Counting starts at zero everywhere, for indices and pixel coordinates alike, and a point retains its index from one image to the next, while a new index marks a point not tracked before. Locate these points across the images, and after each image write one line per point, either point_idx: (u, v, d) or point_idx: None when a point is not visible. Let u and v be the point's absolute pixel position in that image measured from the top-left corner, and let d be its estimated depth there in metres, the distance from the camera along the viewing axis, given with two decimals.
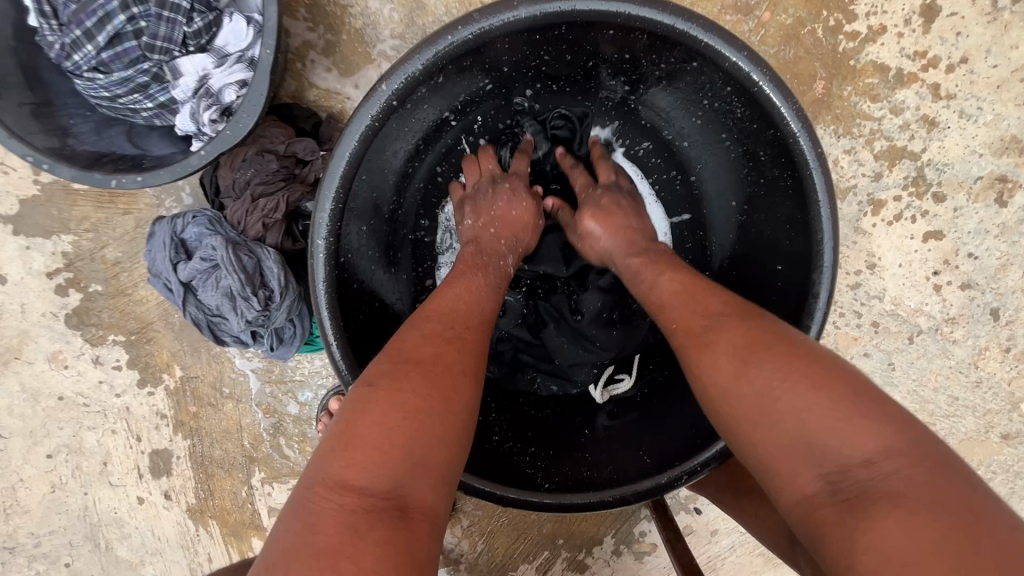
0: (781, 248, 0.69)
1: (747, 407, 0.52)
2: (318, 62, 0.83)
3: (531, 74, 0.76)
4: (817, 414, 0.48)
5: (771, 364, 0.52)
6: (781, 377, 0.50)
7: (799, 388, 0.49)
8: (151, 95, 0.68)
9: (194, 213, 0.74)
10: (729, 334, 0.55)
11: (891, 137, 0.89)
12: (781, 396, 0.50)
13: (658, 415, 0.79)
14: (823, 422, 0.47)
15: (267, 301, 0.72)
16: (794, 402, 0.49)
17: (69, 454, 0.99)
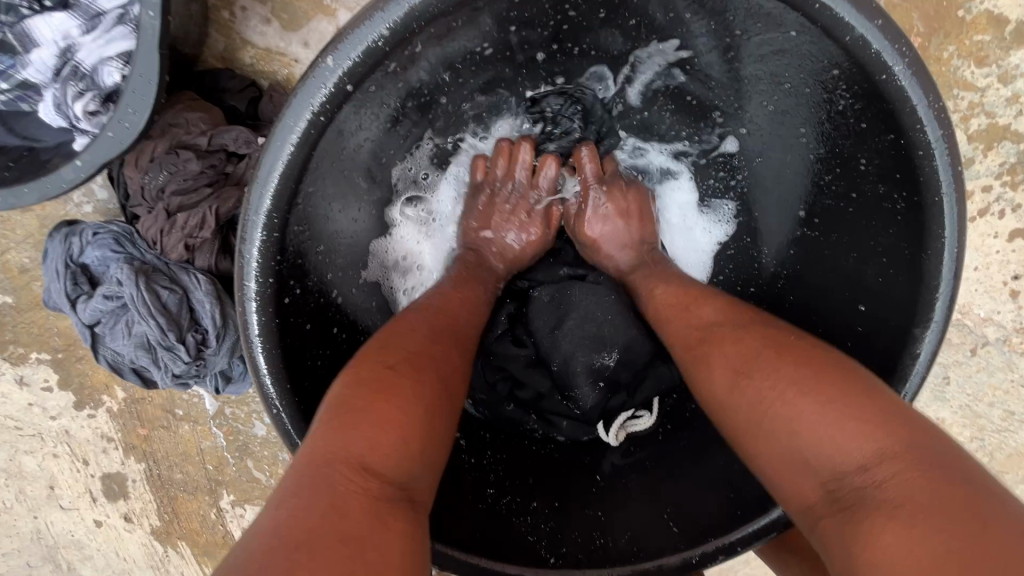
0: (866, 284, 0.57)
1: (745, 402, 0.48)
2: (251, 10, 0.62)
3: (559, 37, 0.61)
4: (812, 418, 0.43)
5: (767, 360, 0.48)
6: (767, 371, 0.47)
7: (790, 384, 0.45)
8: (4, 74, 0.57)
9: (97, 229, 0.57)
10: (724, 347, 0.51)
11: (992, 114, 0.70)
12: (766, 392, 0.46)
13: (684, 463, 0.67)
14: (817, 431, 0.43)
15: (200, 346, 0.57)
16: (784, 397, 0.45)
17: (8, 478, 0.88)
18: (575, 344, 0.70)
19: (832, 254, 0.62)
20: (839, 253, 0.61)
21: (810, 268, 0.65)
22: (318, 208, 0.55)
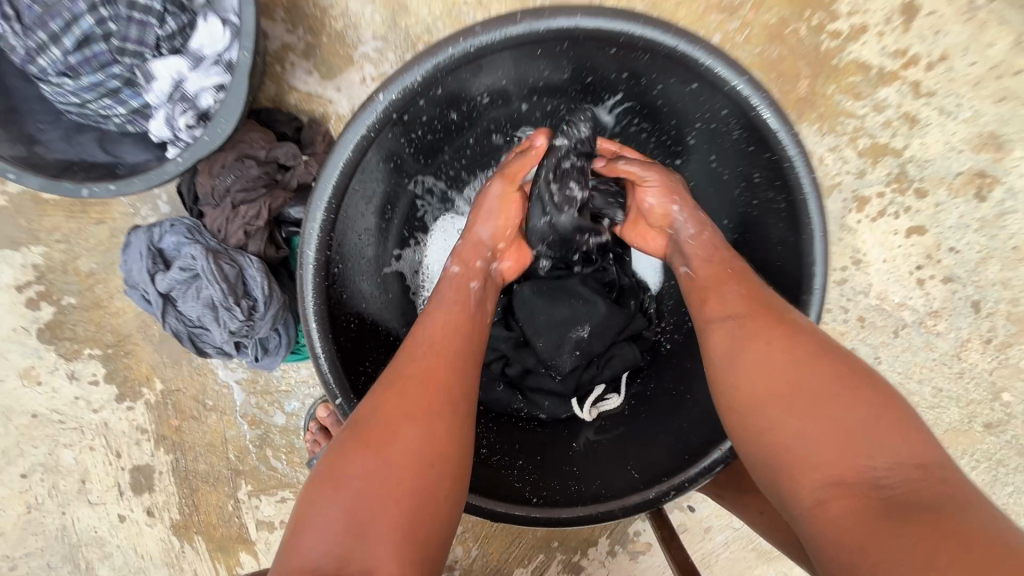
0: (772, 270, 0.68)
1: (775, 399, 0.54)
2: (298, 65, 0.81)
3: (529, 90, 0.73)
4: (870, 425, 0.49)
5: (807, 359, 0.54)
6: (798, 371, 0.54)
7: (823, 383, 0.52)
8: (124, 101, 0.65)
9: (172, 221, 0.71)
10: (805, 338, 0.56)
11: (874, 135, 0.90)
12: (791, 387, 0.53)
13: (646, 427, 0.79)
14: (880, 428, 0.49)
15: (250, 311, 0.70)
16: (813, 396, 0.52)
17: (45, 473, 0.96)
18: (550, 316, 0.81)
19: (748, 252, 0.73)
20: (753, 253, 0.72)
21: None
22: (358, 208, 0.68)
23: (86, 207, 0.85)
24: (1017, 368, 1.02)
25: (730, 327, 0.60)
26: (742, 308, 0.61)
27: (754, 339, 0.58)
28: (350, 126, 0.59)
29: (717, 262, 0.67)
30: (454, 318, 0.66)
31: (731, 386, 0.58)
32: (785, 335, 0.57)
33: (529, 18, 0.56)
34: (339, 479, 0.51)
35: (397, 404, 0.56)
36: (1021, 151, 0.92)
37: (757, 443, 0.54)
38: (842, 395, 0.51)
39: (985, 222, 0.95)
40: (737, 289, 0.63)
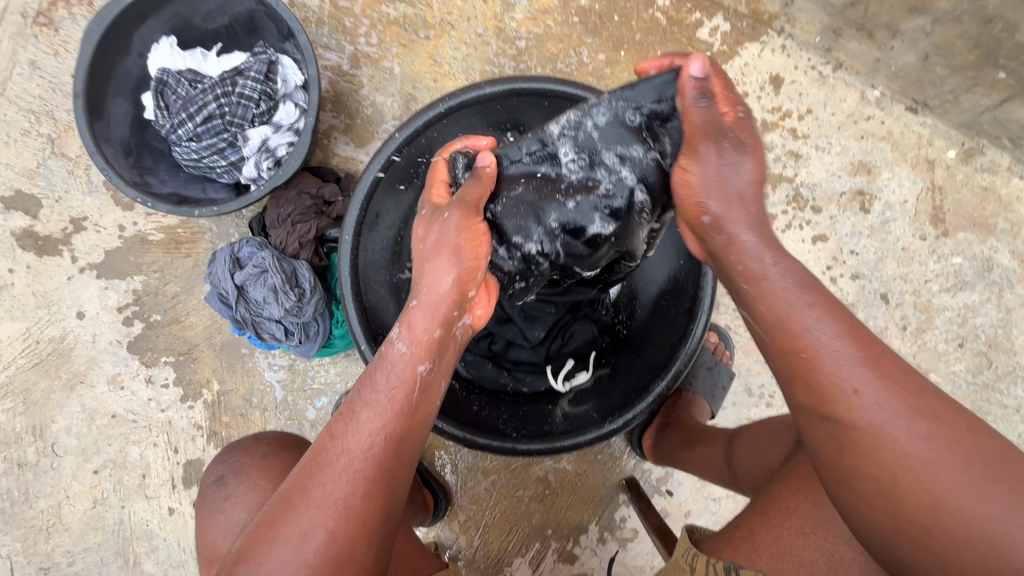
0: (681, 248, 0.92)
1: (918, 499, 0.52)
2: (339, 138, 1.14)
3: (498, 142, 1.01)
4: (956, 482, 0.51)
5: (886, 402, 0.54)
6: (894, 414, 0.54)
7: (982, 490, 0.50)
8: (226, 156, 0.97)
9: (247, 239, 0.99)
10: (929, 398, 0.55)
11: (769, 167, 1.19)
12: (958, 497, 0.51)
13: (606, 389, 0.99)
14: (958, 490, 0.51)
15: (300, 298, 0.96)
16: (968, 502, 0.50)
17: (113, 468, 1.14)
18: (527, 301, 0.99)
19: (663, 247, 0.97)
20: (669, 241, 0.96)
21: (661, 256, 0.98)
22: (378, 222, 0.94)
23: (179, 245, 1.14)
24: (936, 351, 1.19)
25: (871, 417, 0.54)
26: (885, 394, 0.54)
27: (901, 434, 0.53)
28: (377, 156, 0.86)
29: (850, 337, 0.57)
30: (420, 348, 0.68)
31: (859, 471, 0.55)
32: (940, 428, 0.53)
33: (490, 84, 0.86)
34: (296, 506, 0.60)
35: (352, 444, 0.62)
36: (887, 173, 1.20)
37: (829, 432, 0.57)
38: (1009, 504, 0.49)
39: (874, 229, 1.19)
40: (871, 365, 0.56)
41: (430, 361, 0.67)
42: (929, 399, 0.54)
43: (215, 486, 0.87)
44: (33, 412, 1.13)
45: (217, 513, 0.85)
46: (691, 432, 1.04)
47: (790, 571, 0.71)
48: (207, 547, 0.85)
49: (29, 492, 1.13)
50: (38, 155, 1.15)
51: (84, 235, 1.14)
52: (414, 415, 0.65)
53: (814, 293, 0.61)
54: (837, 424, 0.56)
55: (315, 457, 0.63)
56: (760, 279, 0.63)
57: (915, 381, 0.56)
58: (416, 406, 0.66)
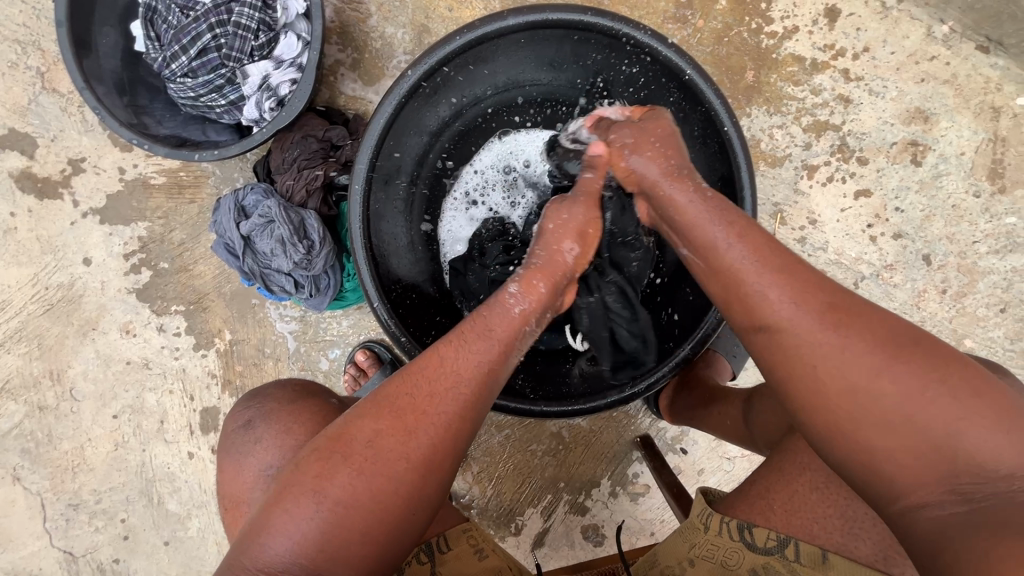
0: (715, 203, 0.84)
1: (880, 413, 0.52)
2: (346, 75, 1.05)
3: (518, 81, 0.92)
4: (954, 409, 0.50)
5: (883, 355, 0.52)
6: (882, 362, 0.52)
7: (899, 373, 0.52)
8: (225, 94, 0.90)
9: (251, 186, 0.94)
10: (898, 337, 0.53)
11: (814, 114, 1.09)
12: (891, 386, 0.51)
13: None
14: (955, 417, 0.50)
15: (309, 250, 0.92)
16: (901, 392, 0.51)
17: (131, 413, 1.15)
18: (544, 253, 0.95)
19: None
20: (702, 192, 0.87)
21: None
22: (388, 170, 0.86)
23: (183, 190, 1.09)
24: (975, 316, 1.12)
25: (790, 334, 0.56)
26: (788, 297, 0.57)
27: (818, 329, 0.55)
28: (388, 94, 0.77)
29: (750, 243, 0.61)
30: (481, 360, 0.63)
31: (789, 372, 0.56)
32: (853, 332, 0.54)
33: (516, 13, 0.76)
34: (307, 500, 0.57)
35: (393, 443, 0.58)
36: (946, 122, 1.09)
37: (803, 380, 0.55)
38: (924, 385, 0.51)
39: (924, 184, 1.10)
40: (767, 277, 0.58)
41: (485, 379, 0.62)
42: (848, 304, 0.56)
43: (242, 431, 0.77)
44: (49, 357, 1.14)
45: (244, 458, 0.75)
46: (709, 391, 0.98)
47: (801, 526, 0.69)
48: (227, 489, 0.77)
49: (52, 434, 1.15)
50: (29, 90, 1.08)
51: (84, 177, 1.09)
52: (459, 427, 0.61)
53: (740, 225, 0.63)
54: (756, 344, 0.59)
55: (334, 444, 0.59)
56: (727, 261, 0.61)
57: (834, 290, 0.57)
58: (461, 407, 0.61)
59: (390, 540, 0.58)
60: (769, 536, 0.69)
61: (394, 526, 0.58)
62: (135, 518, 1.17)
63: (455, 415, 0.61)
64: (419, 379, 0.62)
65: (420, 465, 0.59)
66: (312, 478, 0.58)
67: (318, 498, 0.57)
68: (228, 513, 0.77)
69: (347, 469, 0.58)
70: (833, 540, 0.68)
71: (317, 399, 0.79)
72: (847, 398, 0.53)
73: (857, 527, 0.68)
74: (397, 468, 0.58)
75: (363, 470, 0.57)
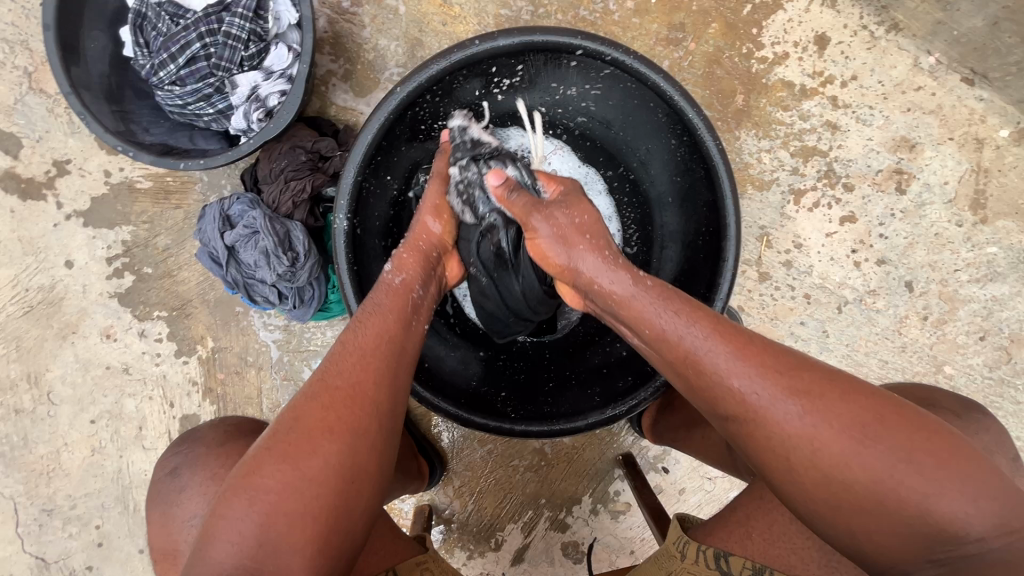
0: (701, 227, 0.84)
1: (845, 486, 0.53)
2: (338, 86, 1.05)
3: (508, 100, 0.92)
4: (923, 480, 0.51)
5: (850, 429, 0.53)
6: (842, 433, 0.53)
7: (871, 449, 0.52)
8: (213, 103, 0.90)
9: (237, 195, 0.93)
10: (860, 403, 0.54)
11: (802, 139, 1.10)
12: (865, 466, 0.52)
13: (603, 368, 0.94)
14: (925, 486, 0.50)
15: (293, 262, 0.91)
16: (875, 465, 0.52)
17: (109, 419, 1.13)
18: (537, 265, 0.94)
19: (681, 223, 0.89)
20: (689, 216, 0.88)
21: (680, 233, 0.90)
22: (377, 185, 0.85)
23: (169, 195, 1.09)
24: (955, 343, 1.13)
25: (767, 420, 0.56)
26: (754, 374, 0.57)
27: (786, 412, 0.55)
28: (377, 110, 0.77)
29: (720, 336, 0.60)
30: (384, 325, 0.67)
31: (771, 458, 0.56)
32: (816, 402, 0.55)
33: (506, 35, 0.76)
34: (223, 509, 0.57)
35: (316, 420, 0.59)
36: (930, 152, 1.10)
37: (779, 460, 0.56)
38: (893, 457, 0.51)
39: (908, 212, 1.12)
40: (748, 361, 0.58)
41: (393, 344, 0.66)
42: (812, 378, 0.56)
43: (167, 479, 0.78)
44: (27, 360, 1.12)
45: (170, 507, 0.76)
46: (692, 412, 0.99)
47: (778, 556, 0.69)
48: (158, 543, 0.76)
49: (28, 437, 1.14)
50: (15, 90, 1.07)
51: (69, 179, 1.08)
52: (369, 392, 0.62)
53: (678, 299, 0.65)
54: (736, 425, 0.58)
55: (252, 454, 0.59)
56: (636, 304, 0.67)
57: (804, 369, 0.57)
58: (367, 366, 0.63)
59: (331, 513, 0.57)
60: (744, 564, 0.69)
61: (330, 494, 0.57)
62: (110, 525, 1.15)
63: (364, 376, 0.63)
64: (333, 361, 0.64)
65: (345, 428, 0.59)
66: (241, 476, 0.58)
67: (250, 495, 0.56)
68: (159, 564, 0.77)
69: (261, 468, 0.57)
70: (811, 572, 0.68)
71: (246, 439, 0.79)
72: (819, 477, 0.54)
73: (834, 560, 0.68)
74: (323, 438, 0.58)
75: (274, 463, 0.57)
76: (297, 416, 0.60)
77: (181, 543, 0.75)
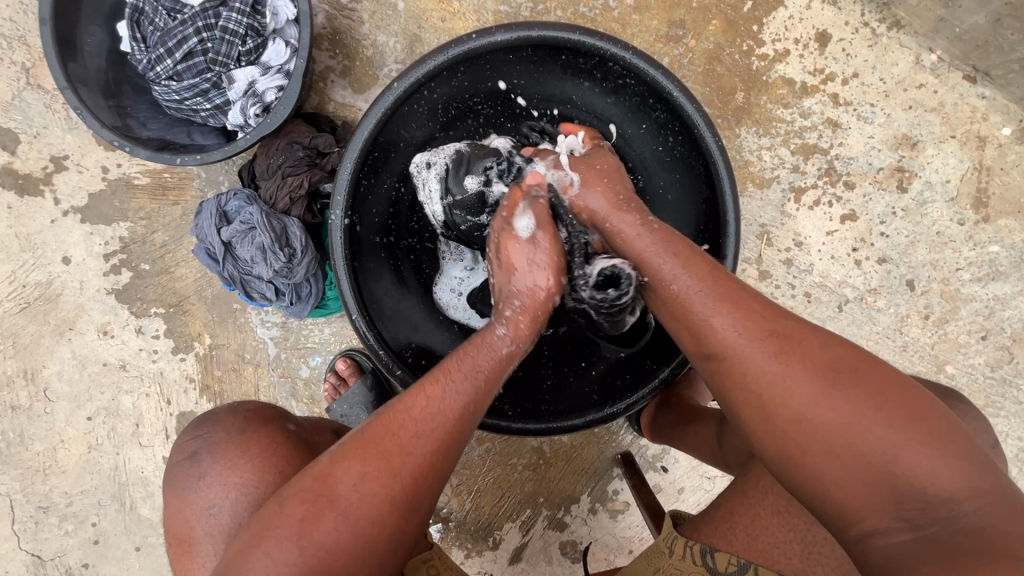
0: (700, 225, 0.84)
1: (816, 433, 0.52)
2: (336, 82, 1.05)
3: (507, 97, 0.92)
4: (902, 437, 0.49)
5: (823, 381, 0.52)
6: (817, 380, 0.53)
7: (845, 397, 0.51)
8: (210, 99, 0.90)
9: (234, 191, 0.93)
10: (835, 354, 0.54)
11: (803, 137, 1.09)
12: (831, 408, 0.51)
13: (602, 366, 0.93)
14: (903, 443, 0.49)
15: (290, 257, 0.91)
16: (848, 415, 0.51)
17: (106, 416, 1.13)
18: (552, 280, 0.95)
19: (679, 220, 0.89)
20: (688, 214, 0.87)
21: (678, 231, 0.89)
22: (374, 181, 0.85)
23: (167, 191, 1.08)
24: (957, 342, 1.12)
25: (738, 359, 0.56)
26: (730, 318, 0.58)
27: (757, 353, 0.56)
28: (373, 106, 0.77)
29: (707, 282, 0.61)
30: (468, 397, 0.62)
31: (744, 400, 0.56)
32: (789, 347, 0.55)
33: (503, 30, 0.76)
34: (272, 546, 0.55)
35: (379, 488, 0.57)
36: (932, 150, 1.10)
37: (751, 405, 0.55)
38: (866, 410, 0.51)
39: (909, 210, 1.11)
40: (724, 305, 0.59)
41: (472, 418, 0.62)
42: (789, 328, 0.57)
43: (184, 463, 0.75)
44: (24, 356, 1.12)
45: (189, 493, 0.73)
46: (689, 410, 0.98)
47: (762, 551, 0.68)
48: (173, 527, 0.73)
49: (24, 434, 1.13)
50: (13, 85, 1.06)
51: (66, 175, 1.08)
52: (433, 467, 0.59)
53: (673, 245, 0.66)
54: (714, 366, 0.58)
55: (311, 504, 0.56)
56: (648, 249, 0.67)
57: (783, 318, 0.58)
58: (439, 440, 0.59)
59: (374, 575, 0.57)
60: (729, 561, 0.68)
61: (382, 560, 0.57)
62: (106, 523, 1.14)
63: (435, 452, 0.59)
64: (405, 416, 0.60)
65: (406, 509, 0.58)
66: (297, 522, 0.56)
67: (303, 543, 0.55)
68: (171, 549, 0.73)
69: (315, 520, 0.55)
70: (792, 566, 0.67)
71: (271, 426, 0.76)
72: (791, 422, 0.53)
73: (815, 552, 0.67)
74: (387, 515, 0.57)
75: (329, 520, 0.55)
76: (359, 477, 0.57)
77: (198, 530, 0.72)
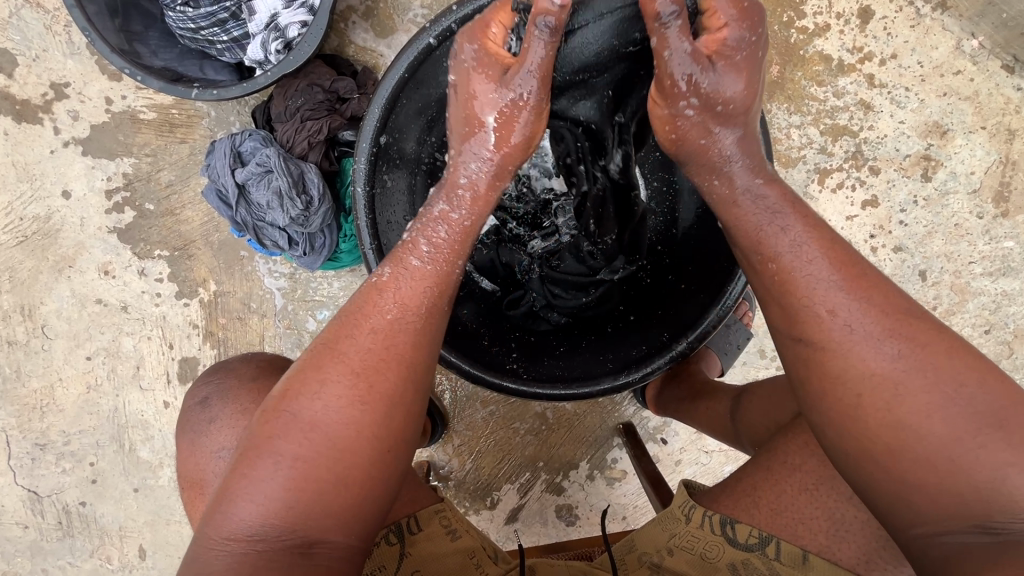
0: None
1: (903, 433, 0.53)
2: (358, 23, 0.99)
3: None
4: (1002, 451, 0.50)
5: (934, 386, 0.53)
6: (928, 389, 0.53)
7: (955, 405, 0.52)
8: (228, 30, 0.86)
9: (250, 131, 0.89)
10: (957, 366, 0.53)
11: (834, 117, 1.07)
12: (941, 418, 0.52)
13: (615, 339, 0.92)
14: (1005, 456, 0.50)
15: (306, 205, 0.88)
16: (949, 426, 0.51)
17: (106, 357, 1.11)
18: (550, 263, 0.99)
19: None
20: None
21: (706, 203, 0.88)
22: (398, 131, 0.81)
23: (174, 128, 1.03)
24: (960, 334, 1.14)
25: (850, 351, 0.55)
26: (859, 307, 0.56)
27: (881, 351, 0.54)
28: (406, 50, 0.73)
29: (834, 263, 0.58)
30: (424, 285, 0.63)
31: (837, 388, 0.56)
32: (915, 349, 0.54)
33: None
34: (249, 469, 0.56)
35: (338, 386, 0.58)
36: (961, 140, 1.08)
37: (854, 394, 0.55)
38: (976, 425, 0.51)
39: (931, 200, 1.10)
40: (862, 295, 0.56)
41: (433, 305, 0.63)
42: (919, 327, 0.55)
43: (197, 408, 0.75)
44: (21, 291, 1.08)
45: (199, 437, 0.73)
46: (697, 385, 0.99)
47: (786, 526, 0.70)
48: (186, 469, 0.74)
49: (21, 370, 1.11)
50: (11, 2, 1.00)
51: (67, 103, 1.02)
52: (399, 360, 0.60)
53: (789, 206, 0.62)
54: (814, 348, 0.57)
55: (271, 417, 0.58)
56: (754, 213, 0.63)
57: (913, 319, 0.56)
58: (393, 336, 0.60)
59: (358, 481, 0.57)
60: (751, 533, 0.70)
61: (363, 464, 0.57)
62: (105, 463, 1.14)
63: (404, 348, 0.60)
64: (354, 322, 0.61)
65: (366, 421, 0.57)
66: (265, 438, 0.57)
67: (278, 455, 0.56)
68: (185, 491, 0.74)
69: (279, 436, 0.56)
70: (818, 541, 0.69)
71: (281, 376, 0.75)
72: (886, 413, 0.53)
73: (842, 529, 0.69)
74: (351, 406, 0.57)
75: (294, 427, 0.56)
76: (305, 394, 0.58)
77: (209, 473, 0.72)
